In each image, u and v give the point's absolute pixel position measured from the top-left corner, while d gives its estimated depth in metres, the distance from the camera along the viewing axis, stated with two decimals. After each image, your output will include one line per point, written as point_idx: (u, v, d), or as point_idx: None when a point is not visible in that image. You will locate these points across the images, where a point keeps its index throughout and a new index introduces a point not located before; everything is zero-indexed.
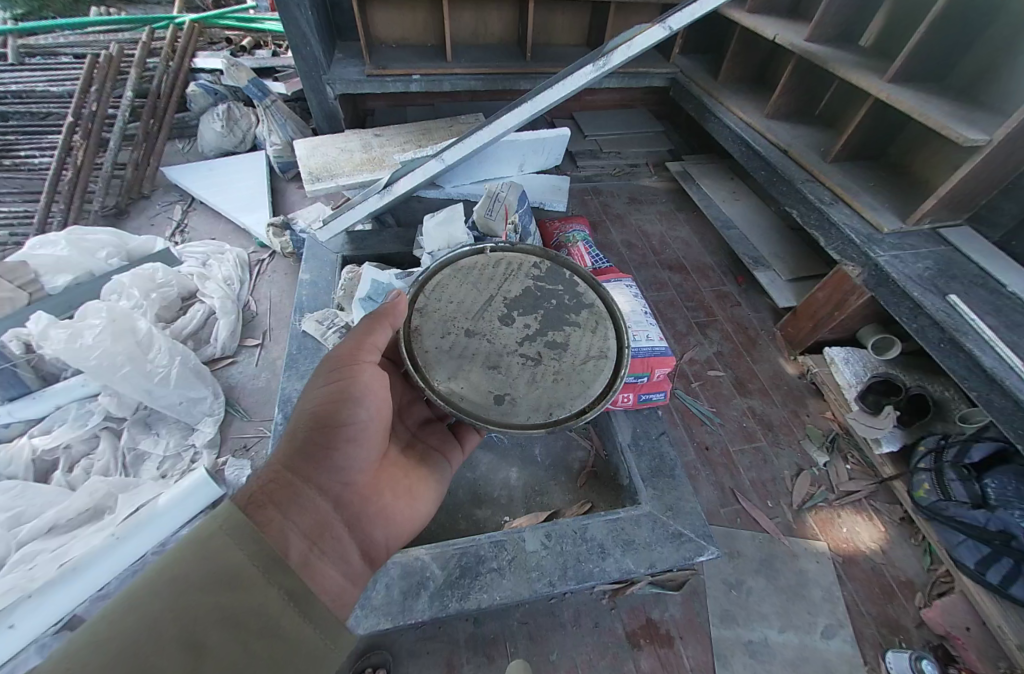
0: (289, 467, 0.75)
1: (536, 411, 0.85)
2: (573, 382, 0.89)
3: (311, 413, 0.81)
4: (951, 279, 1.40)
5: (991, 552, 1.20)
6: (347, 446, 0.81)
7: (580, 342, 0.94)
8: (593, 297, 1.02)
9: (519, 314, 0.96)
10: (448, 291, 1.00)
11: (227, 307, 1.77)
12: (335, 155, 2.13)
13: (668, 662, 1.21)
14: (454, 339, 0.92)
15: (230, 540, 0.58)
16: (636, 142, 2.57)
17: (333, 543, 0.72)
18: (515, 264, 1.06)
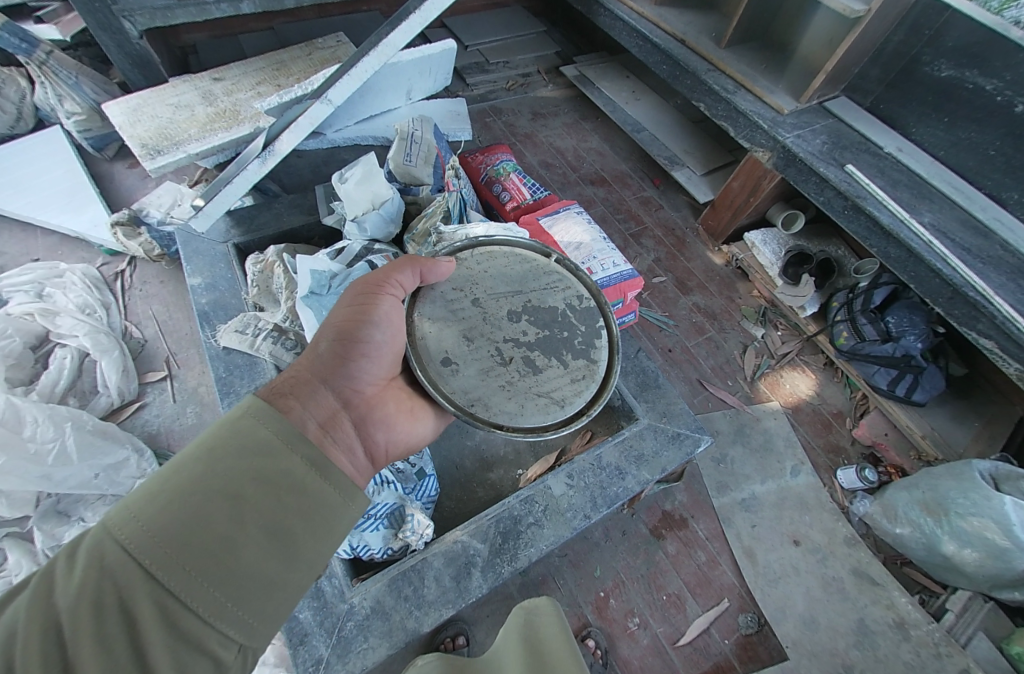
0: (309, 368, 0.73)
1: (466, 396, 0.83)
2: (514, 401, 0.84)
3: (335, 323, 0.79)
4: (844, 149, 1.57)
5: (898, 372, 1.52)
6: (360, 358, 0.77)
7: (551, 379, 0.87)
8: (601, 356, 0.91)
9: (528, 322, 0.90)
10: (491, 262, 0.95)
11: (103, 343, 1.39)
12: (169, 114, 1.64)
13: (689, 540, 1.39)
14: (460, 297, 0.90)
15: (260, 420, 0.56)
16: (521, 47, 2.37)
17: (346, 437, 0.70)
18: (567, 279, 0.97)
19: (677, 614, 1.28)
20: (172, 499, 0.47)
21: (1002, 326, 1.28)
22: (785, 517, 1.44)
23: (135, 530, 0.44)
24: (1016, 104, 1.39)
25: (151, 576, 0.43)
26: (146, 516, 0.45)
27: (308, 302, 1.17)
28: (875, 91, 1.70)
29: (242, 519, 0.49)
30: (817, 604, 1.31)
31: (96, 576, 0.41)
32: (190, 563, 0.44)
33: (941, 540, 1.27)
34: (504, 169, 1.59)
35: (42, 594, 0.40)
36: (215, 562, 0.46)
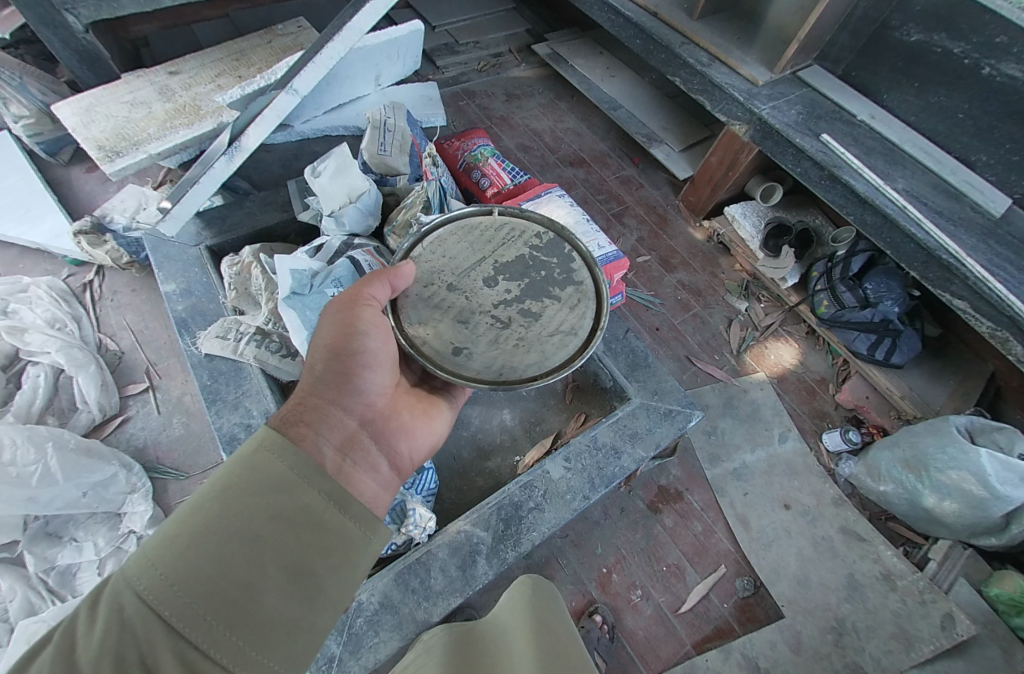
0: (312, 392, 0.71)
1: (490, 369, 0.82)
2: (534, 351, 0.84)
3: (326, 341, 0.77)
4: (818, 118, 1.58)
5: (877, 337, 1.56)
6: (363, 373, 0.76)
7: (554, 316, 0.87)
8: (584, 276, 0.92)
9: (505, 279, 0.90)
10: (445, 245, 0.94)
11: (78, 358, 1.34)
12: (124, 113, 1.56)
13: (685, 512, 1.43)
14: (435, 290, 0.88)
15: (271, 454, 0.55)
16: (491, 26, 2.30)
17: (365, 455, 0.69)
18: (518, 228, 0.97)
19: (678, 583, 1.33)
20: (190, 546, 0.47)
21: (975, 287, 1.32)
22: (776, 483, 1.49)
23: (154, 583, 0.44)
24: (983, 66, 1.41)
25: (174, 628, 0.43)
26: (164, 567, 0.45)
27: (290, 303, 1.13)
28: (846, 58, 1.71)
29: (262, 561, 0.48)
30: (810, 563, 1.36)
31: (119, 638, 0.41)
32: (212, 612, 0.44)
33: (922, 494, 1.34)
34: (482, 155, 1.56)
35: (64, 653, 0.40)
36: (238, 608, 0.46)
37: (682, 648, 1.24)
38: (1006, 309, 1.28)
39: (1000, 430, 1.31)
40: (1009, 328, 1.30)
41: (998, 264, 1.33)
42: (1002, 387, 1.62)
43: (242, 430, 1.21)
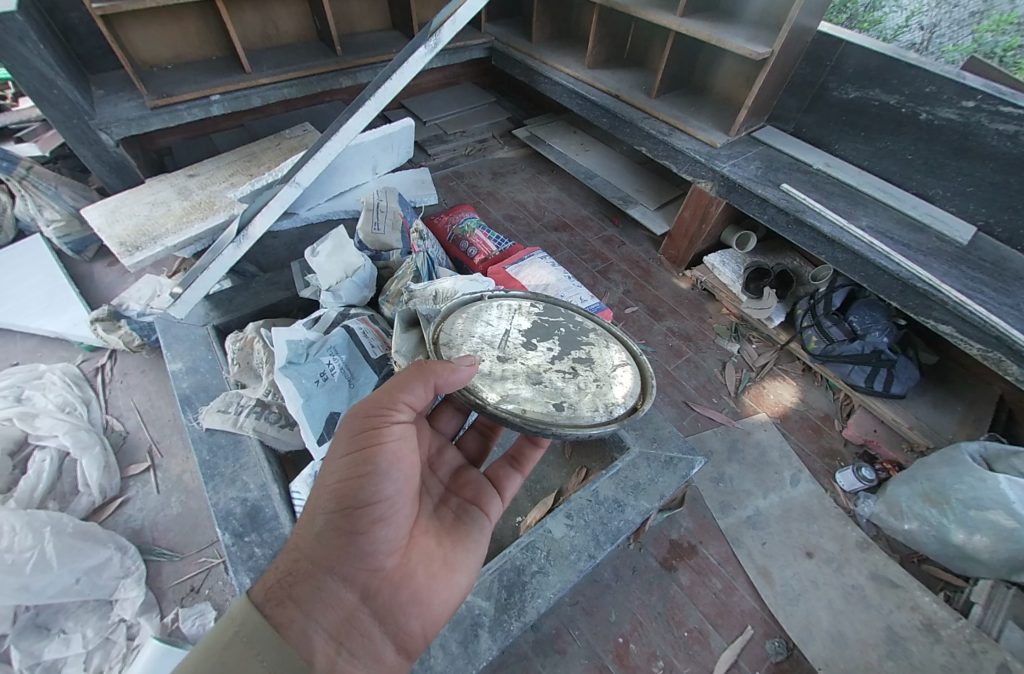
0: (312, 555, 0.71)
1: (596, 409, 0.90)
2: (611, 385, 0.94)
3: (335, 486, 0.75)
4: (777, 171, 1.71)
5: (872, 369, 1.58)
6: (374, 525, 0.75)
7: (600, 356, 1.00)
8: (588, 321, 1.08)
9: (541, 343, 0.99)
10: (470, 331, 0.99)
11: (83, 440, 1.37)
12: (146, 212, 1.73)
13: (701, 567, 1.35)
14: (494, 368, 0.92)
15: (250, 649, 0.60)
16: (475, 116, 2.58)
17: (361, 637, 0.69)
18: (518, 302, 1.09)
19: (702, 650, 1.22)
20: None
21: (956, 311, 1.34)
22: (794, 530, 1.41)
23: None
24: (920, 113, 1.55)
25: None
26: None
27: (286, 372, 1.14)
28: (796, 117, 1.88)
29: None
30: (842, 617, 1.25)
31: None
32: None
33: (950, 530, 1.26)
34: (470, 226, 1.68)
35: None
36: None
37: None
38: (991, 329, 1.29)
39: (1015, 454, 1.27)
40: (999, 348, 1.30)
41: (973, 288, 1.37)
42: (1015, 409, 1.59)
43: (238, 505, 1.21)
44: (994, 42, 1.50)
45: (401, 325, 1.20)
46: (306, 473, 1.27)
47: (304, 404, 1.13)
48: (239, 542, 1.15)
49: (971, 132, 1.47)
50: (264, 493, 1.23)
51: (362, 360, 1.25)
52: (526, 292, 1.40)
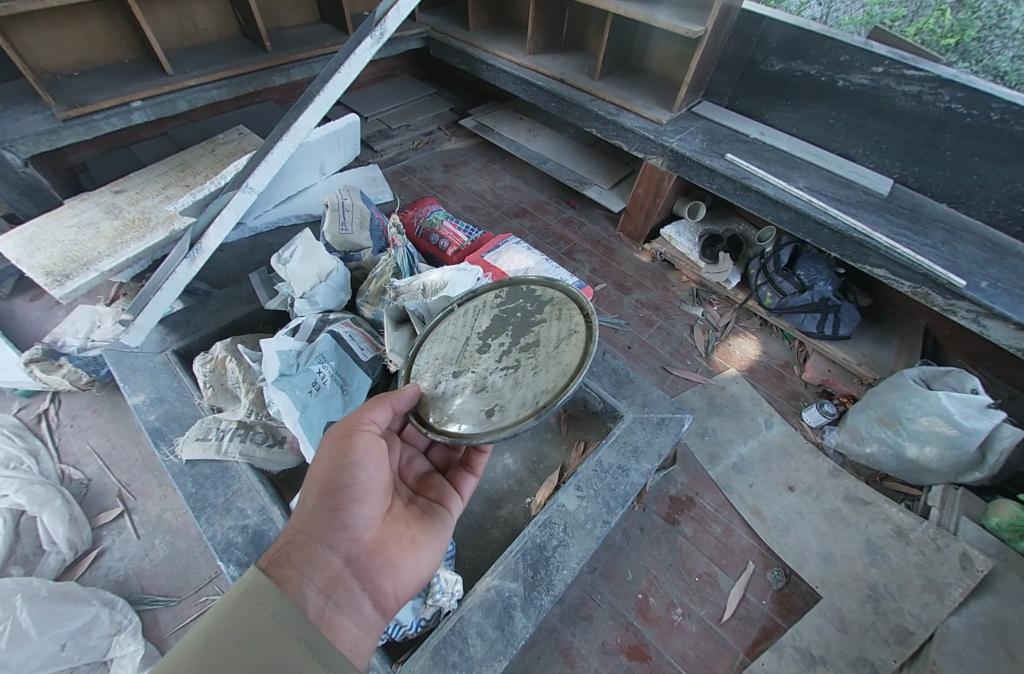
0: (298, 529, 0.71)
1: (525, 404, 0.82)
2: (550, 368, 0.85)
3: (316, 477, 0.77)
4: (720, 142, 1.83)
5: (821, 315, 1.75)
6: (352, 503, 0.75)
7: (548, 335, 0.92)
8: (549, 293, 1.01)
9: (494, 341, 0.96)
10: (432, 347, 1.01)
11: (39, 495, 1.23)
12: (71, 236, 1.55)
13: (701, 516, 1.44)
14: (444, 382, 0.92)
15: (260, 603, 0.59)
16: (418, 109, 2.53)
17: (349, 597, 0.67)
18: (480, 299, 1.07)
19: (714, 591, 1.31)
20: None
21: (887, 254, 1.51)
22: (775, 468, 1.54)
23: None
24: (837, 80, 1.71)
25: None
26: None
27: (279, 385, 1.09)
28: (728, 91, 2.01)
29: None
30: (828, 538, 1.39)
31: None
32: None
33: (905, 446, 1.44)
34: (437, 219, 1.66)
35: None
36: None
37: (736, 658, 1.21)
38: (918, 267, 1.47)
39: (950, 374, 1.46)
40: (926, 283, 1.48)
41: (898, 233, 1.55)
42: (938, 337, 1.84)
43: (238, 533, 1.13)
44: (881, 14, 1.63)
45: (392, 324, 1.19)
46: None
47: (301, 416, 1.08)
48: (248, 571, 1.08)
49: (882, 95, 1.64)
50: (265, 516, 1.16)
51: (353, 363, 1.21)
52: (507, 278, 1.42)
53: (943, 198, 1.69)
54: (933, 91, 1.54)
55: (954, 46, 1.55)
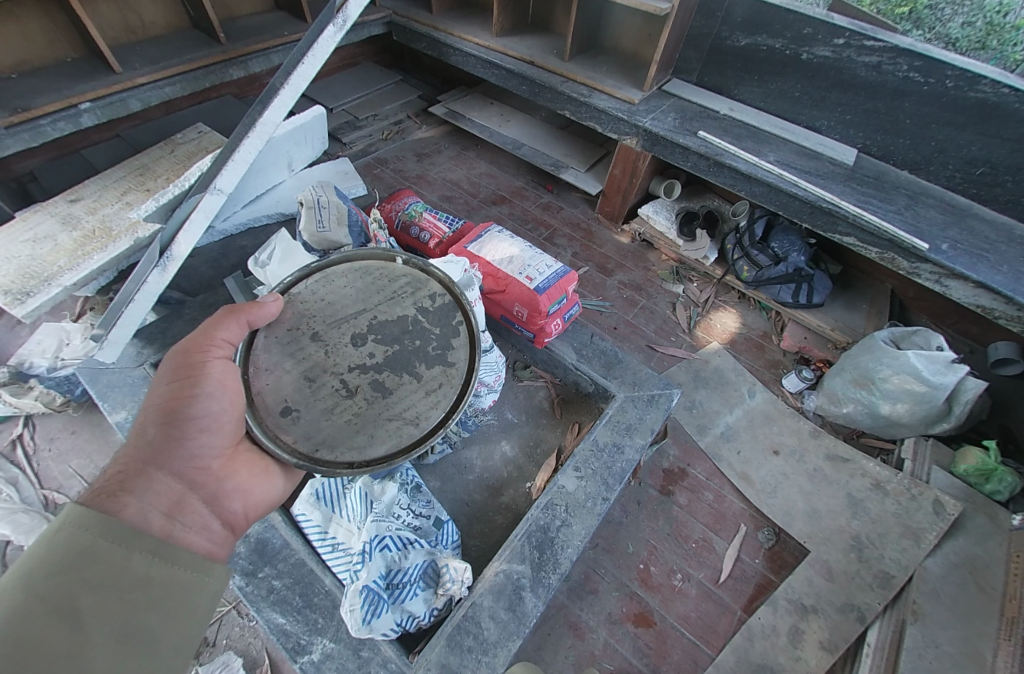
0: (137, 457, 0.68)
1: (309, 441, 0.84)
2: (363, 433, 0.85)
3: (160, 405, 0.74)
4: (691, 120, 1.85)
5: (796, 285, 1.82)
6: (199, 432, 0.74)
7: (404, 396, 0.89)
8: (457, 357, 0.94)
9: (371, 341, 0.93)
10: (331, 286, 0.99)
11: (25, 523, 1.20)
12: (28, 251, 1.47)
13: (693, 485, 1.50)
14: (298, 335, 0.92)
15: (77, 526, 0.51)
16: (385, 98, 2.47)
17: (197, 515, 0.67)
18: (413, 287, 1.01)
19: (709, 554, 1.37)
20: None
21: (855, 222, 1.57)
22: (760, 434, 1.61)
23: None
24: (801, 53, 1.75)
25: None
26: None
27: None
28: (696, 68, 2.02)
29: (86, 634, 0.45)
30: (813, 496, 1.47)
31: None
32: None
33: (878, 404, 1.53)
34: (416, 211, 1.63)
35: None
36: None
37: (735, 616, 1.27)
38: (884, 233, 1.53)
39: (916, 333, 1.54)
40: (892, 249, 1.54)
41: (864, 201, 1.62)
42: (903, 299, 1.94)
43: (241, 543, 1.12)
44: None
45: None
46: (307, 492, 1.17)
47: None
48: (255, 580, 1.07)
49: (845, 66, 1.69)
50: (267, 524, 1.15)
51: None
52: (493, 267, 1.42)
53: (905, 165, 1.76)
54: (891, 61, 1.59)
55: (907, 14, 1.61)
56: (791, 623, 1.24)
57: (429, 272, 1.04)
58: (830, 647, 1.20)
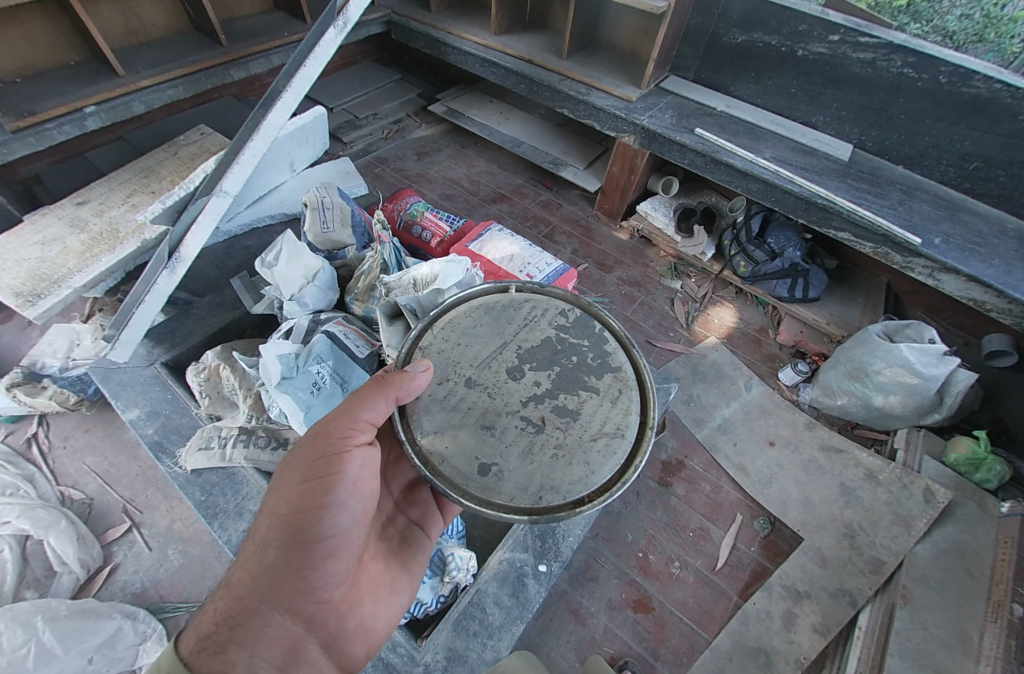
0: (255, 591, 0.65)
1: (525, 493, 0.74)
2: (576, 464, 0.76)
3: (284, 518, 0.68)
4: (688, 117, 1.87)
5: (792, 280, 1.85)
6: (323, 559, 0.69)
7: (595, 412, 0.81)
8: (621, 360, 0.87)
9: (532, 369, 0.84)
10: (458, 329, 0.90)
11: (43, 518, 1.23)
12: (38, 253, 1.51)
13: (691, 476, 1.54)
14: (452, 386, 0.82)
15: None
16: (384, 96, 2.48)
17: (310, 666, 0.64)
18: (540, 307, 0.93)
19: (707, 543, 1.42)
20: None
21: (850, 218, 1.60)
22: (756, 426, 1.64)
23: None
24: (797, 50, 1.76)
25: None
26: None
27: (282, 388, 1.08)
28: (694, 65, 2.04)
29: None
30: (807, 485, 1.51)
31: None
32: None
33: (872, 396, 1.56)
34: (417, 211, 1.66)
35: None
36: None
37: (731, 601, 1.32)
38: (878, 228, 1.56)
39: (909, 326, 1.58)
40: (886, 243, 1.57)
41: (858, 197, 1.64)
42: (899, 292, 1.97)
43: None
44: None
45: (384, 319, 1.16)
46: None
47: (306, 418, 1.07)
48: None
49: (840, 63, 1.71)
50: None
51: (351, 361, 1.19)
52: (494, 265, 1.44)
53: (900, 160, 1.79)
54: (886, 58, 1.61)
55: (905, 7, 1.66)
56: (786, 607, 1.28)
57: (551, 293, 0.97)
58: (823, 630, 1.25)
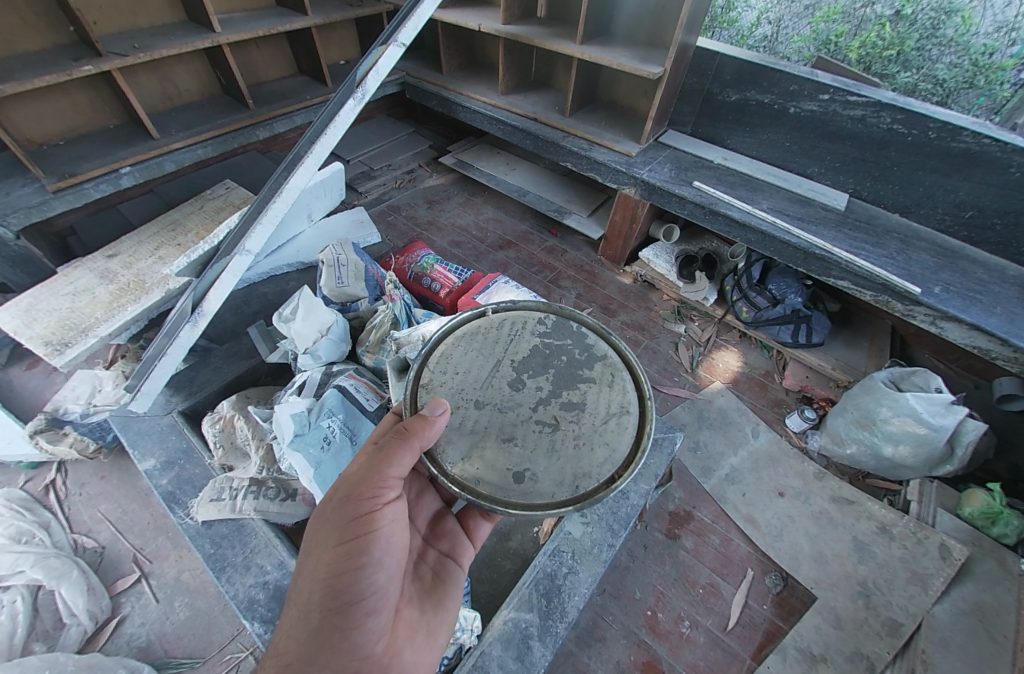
0: (303, 654, 0.66)
1: (563, 485, 0.77)
2: (598, 446, 0.81)
3: (323, 580, 0.70)
4: (687, 170, 1.95)
5: (795, 326, 1.86)
6: (364, 616, 0.70)
7: (598, 397, 0.85)
8: (604, 348, 0.92)
9: (531, 376, 0.88)
10: (452, 360, 0.91)
11: (56, 568, 1.25)
12: (68, 304, 1.58)
13: (700, 528, 1.52)
14: (464, 412, 0.84)
15: None
16: (398, 148, 2.62)
17: None
18: (519, 321, 0.97)
19: (717, 600, 1.38)
20: None
21: (849, 268, 1.62)
22: (764, 476, 1.63)
23: None
24: (790, 107, 1.85)
25: None
26: None
27: (293, 446, 1.09)
28: (691, 120, 2.13)
29: None
30: (818, 539, 1.48)
31: None
32: None
33: (881, 446, 1.55)
34: (427, 262, 1.73)
35: None
36: None
37: (745, 664, 1.28)
38: (877, 278, 1.58)
39: (915, 374, 1.58)
40: (886, 292, 1.59)
41: (856, 247, 1.68)
42: (904, 335, 1.99)
43: (260, 590, 1.16)
44: (827, 31, 1.88)
45: (393, 374, 1.17)
46: None
47: (315, 474, 1.08)
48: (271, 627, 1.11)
49: (831, 119, 1.79)
50: (284, 571, 1.18)
51: (361, 415, 1.23)
52: None
53: (896, 208, 1.83)
54: (875, 115, 1.70)
55: (895, 57, 1.77)
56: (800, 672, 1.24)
57: (522, 307, 1.00)
58: None
